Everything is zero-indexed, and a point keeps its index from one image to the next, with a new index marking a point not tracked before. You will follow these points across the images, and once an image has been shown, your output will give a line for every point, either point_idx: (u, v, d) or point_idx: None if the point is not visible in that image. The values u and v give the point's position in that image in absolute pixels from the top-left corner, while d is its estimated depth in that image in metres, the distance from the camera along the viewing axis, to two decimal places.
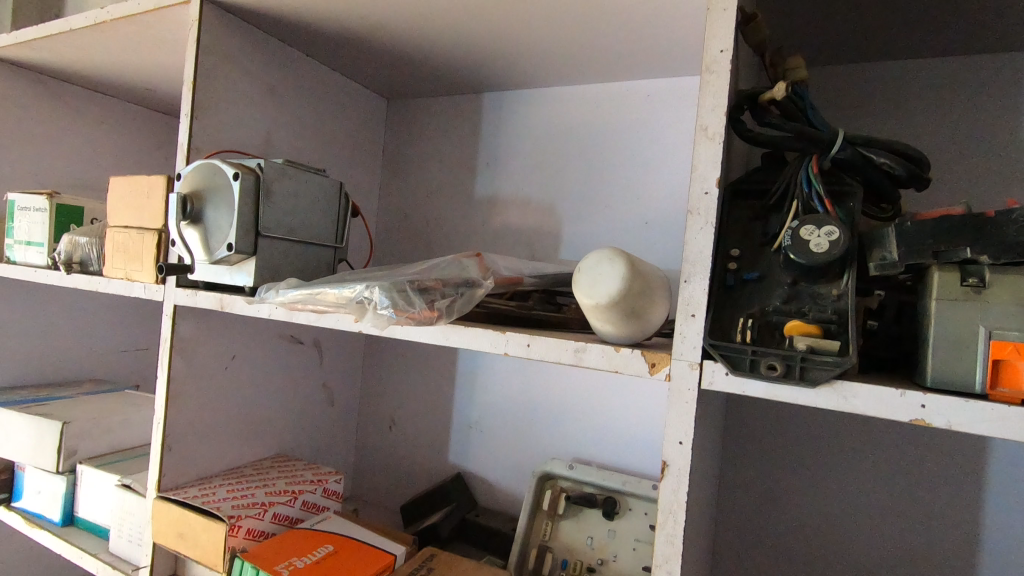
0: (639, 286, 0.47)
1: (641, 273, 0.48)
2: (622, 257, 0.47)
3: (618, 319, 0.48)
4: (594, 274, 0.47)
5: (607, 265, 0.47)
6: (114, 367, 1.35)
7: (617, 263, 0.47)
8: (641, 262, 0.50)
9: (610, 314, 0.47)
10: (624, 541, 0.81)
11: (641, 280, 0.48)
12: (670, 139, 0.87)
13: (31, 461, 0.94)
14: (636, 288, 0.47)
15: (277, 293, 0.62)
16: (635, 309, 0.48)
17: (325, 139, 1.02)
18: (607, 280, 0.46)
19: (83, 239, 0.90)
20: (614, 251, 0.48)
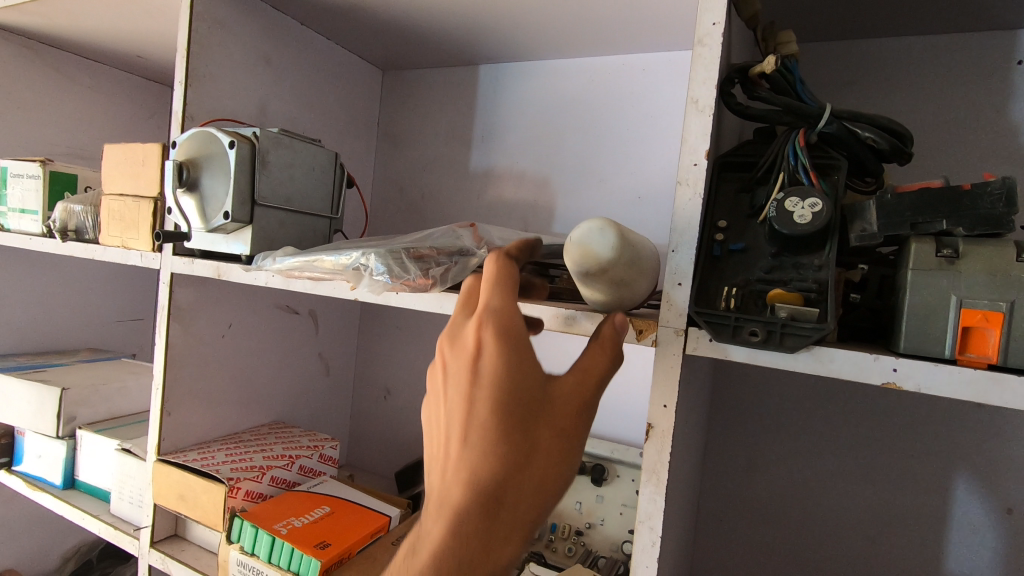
0: (629, 256, 0.48)
1: (631, 243, 0.49)
2: (613, 226, 0.48)
3: (606, 288, 0.49)
4: (584, 242, 0.48)
5: (598, 233, 0.47)
6: (110, 337, 1.36)
7: (609, 233, 0.47)
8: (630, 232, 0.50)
9: (598, 282, 0.48)
10: (611, 506, 0.84)
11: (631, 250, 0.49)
12: (665, 113, 0.87)
13: (31, 426, 0.96)
14: (626, 258, 0.48)
15: (274, 261, 0.64)
16: (624, 278, 0.49)
17: (321, 109, 1.01)
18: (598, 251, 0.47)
19: (78, 207, 0.90)
20: (605, 221, 0.48)
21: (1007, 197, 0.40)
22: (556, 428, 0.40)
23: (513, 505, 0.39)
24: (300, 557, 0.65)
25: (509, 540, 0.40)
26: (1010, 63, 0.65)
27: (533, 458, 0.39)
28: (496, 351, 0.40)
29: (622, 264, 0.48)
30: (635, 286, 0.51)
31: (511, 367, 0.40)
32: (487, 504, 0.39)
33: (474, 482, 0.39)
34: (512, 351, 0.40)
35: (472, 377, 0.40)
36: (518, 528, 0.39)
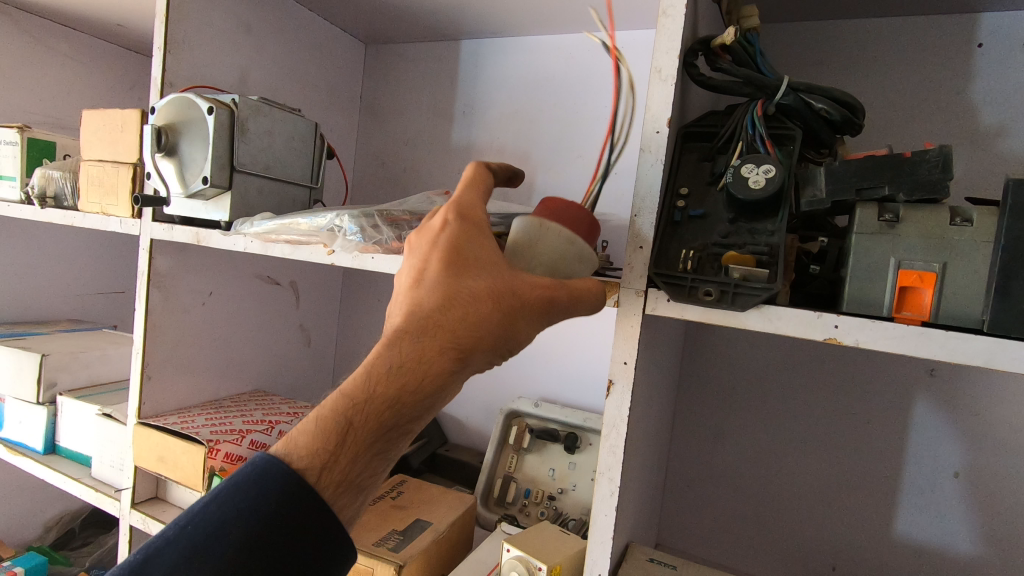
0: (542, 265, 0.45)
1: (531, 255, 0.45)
2: None
3: None
4: None
5: None
6: (92, 309, 1.36)
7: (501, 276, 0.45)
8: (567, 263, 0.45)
9: None
10: (583, 473, 0.87)
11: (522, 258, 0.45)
12: (643, 91, 0.89)
13: (11, 392, 0.96)
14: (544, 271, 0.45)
15: (252, 225, 0.65)
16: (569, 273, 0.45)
17: (302, 81, 1.02)
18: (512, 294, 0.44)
19: (57, 173, 0.90)
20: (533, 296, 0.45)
21: (943, 163, 0.42)
22: (510, 299, 0.39)
23: (438, 359, 0.38)
24: None
25: (422, 391, 0.39)
26: (969, 45, 0.67)
27: (473, 316, 0.38)
28: (454, 216, 0.41)
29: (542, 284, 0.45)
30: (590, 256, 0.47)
31: (465, 232, 0.41)
32: (417, 337, 0.39)
33: (411, 313, 0.39)
34: (474, 233, 0.42)
35: (429, 239, 0.41)
36: (436, 378, 0.39)
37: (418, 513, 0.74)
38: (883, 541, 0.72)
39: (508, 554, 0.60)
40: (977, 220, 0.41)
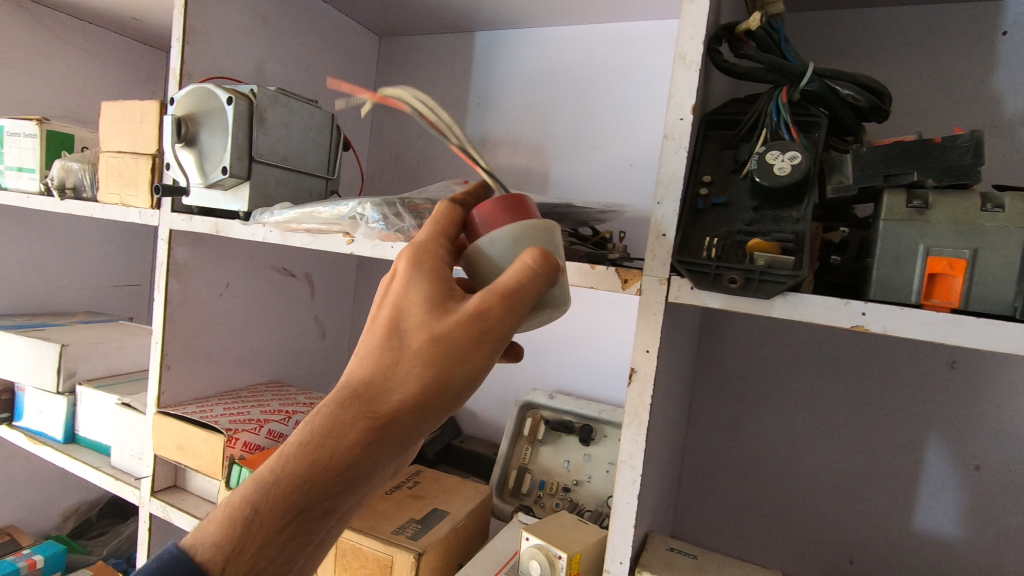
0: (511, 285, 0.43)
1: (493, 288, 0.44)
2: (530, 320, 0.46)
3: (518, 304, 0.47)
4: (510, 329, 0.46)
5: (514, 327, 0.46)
6: (108, 301, 1.38)
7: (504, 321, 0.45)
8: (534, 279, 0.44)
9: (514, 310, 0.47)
10: (598, 464, 0.87)
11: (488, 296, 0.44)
12: (659, 82, 0.88)
13: (32, 381, 0.98)
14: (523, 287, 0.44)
15: (273, 214, 0.66)
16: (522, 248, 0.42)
17: (317, 73, 1.02)
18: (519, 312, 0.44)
19: (75, 164, 0.91)
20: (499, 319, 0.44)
21: (974, 149, 0.42)
22: (428, 360, 0.39)
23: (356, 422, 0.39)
24: None
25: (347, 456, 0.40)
26: (994, 32, 0.66)
27: (392, 381, 0.39)
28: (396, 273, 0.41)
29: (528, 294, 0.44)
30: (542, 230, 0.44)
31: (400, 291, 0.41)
32: (338, 405, 0.40)
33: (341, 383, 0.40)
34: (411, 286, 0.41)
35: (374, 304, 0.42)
36: (358, 442, 0.39)
37: (435, 502, 0.74)
38: (902, 533, 0.71)
39: (527, 543, 0.60)
40: (1008, 206, 0.40)
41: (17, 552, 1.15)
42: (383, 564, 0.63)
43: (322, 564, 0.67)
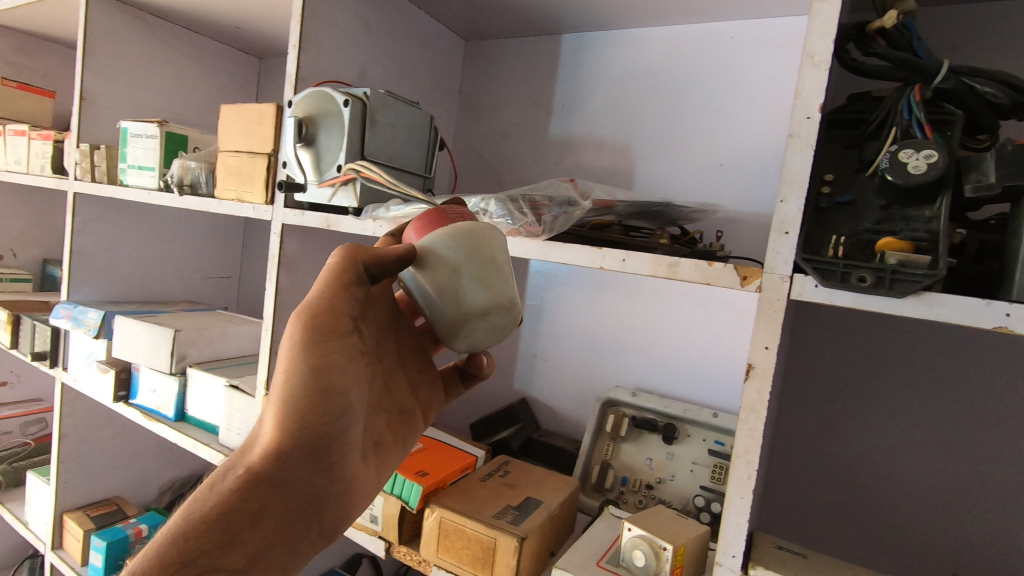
0: (448, 286, 0.47)
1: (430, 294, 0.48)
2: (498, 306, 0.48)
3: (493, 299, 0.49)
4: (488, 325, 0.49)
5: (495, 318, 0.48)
6: (204, 291, 1.48)
7: (456, 331, 0.48)
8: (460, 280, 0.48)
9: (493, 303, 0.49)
10: (682, 463, 0.87)
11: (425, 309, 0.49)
12: (752, 80, 0.88)
13: (147, 363, 1.06)
14: (462, 286, 0.47)
15: (388, 209, 0.70)
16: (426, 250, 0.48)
17: (410, 77, 1.06)
18: (452, 317, 0.48)
19: (193, 163, 0.99)
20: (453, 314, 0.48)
21: None
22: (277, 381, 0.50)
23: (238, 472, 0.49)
24: (402, 484, 0.72)
25: (229, 511, 0.47)
26: None
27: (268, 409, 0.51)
28: None
29: (457, 289, 0.47)
30: (468, 226, 0.49)
31: None
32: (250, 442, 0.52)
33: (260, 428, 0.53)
34: None
35: None
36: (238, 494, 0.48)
37: (528, 491, 0.76)
38: None
39: (630, 533, 0.61)
40: None
41: (125, 521, 1.24)
42: (486, 545, 0.66)
43: (425, 543, 0.71)
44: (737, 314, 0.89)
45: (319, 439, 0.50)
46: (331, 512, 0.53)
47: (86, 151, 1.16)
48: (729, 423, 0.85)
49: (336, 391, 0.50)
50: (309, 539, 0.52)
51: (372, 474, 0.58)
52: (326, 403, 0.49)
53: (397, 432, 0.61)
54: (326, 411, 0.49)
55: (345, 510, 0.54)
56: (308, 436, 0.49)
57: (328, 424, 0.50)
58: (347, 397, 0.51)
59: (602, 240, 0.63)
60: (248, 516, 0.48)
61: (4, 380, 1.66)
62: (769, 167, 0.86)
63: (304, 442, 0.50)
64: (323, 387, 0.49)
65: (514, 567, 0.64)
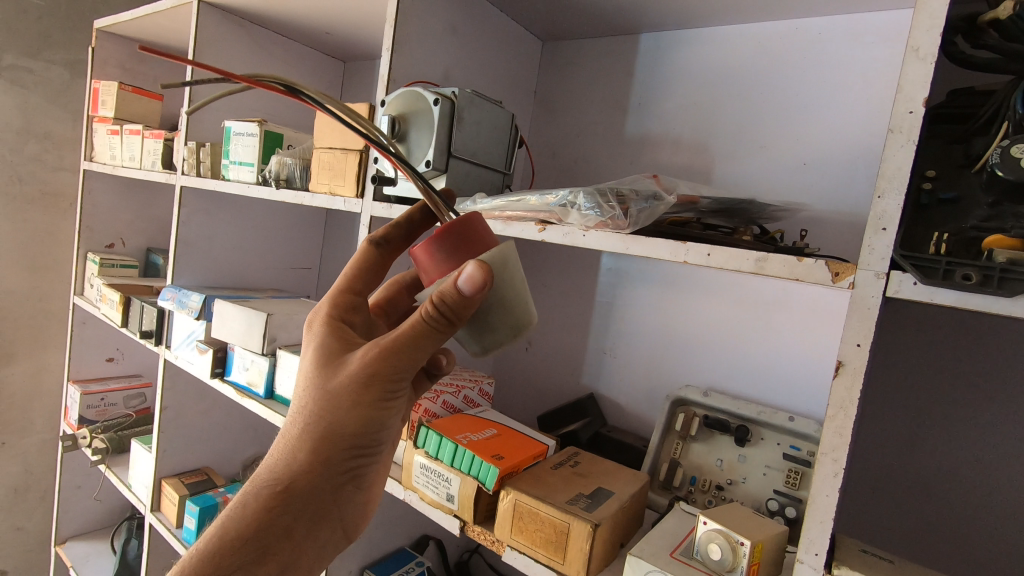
0: (522, 299, 0.52)
1: (506, 308, 0.51)
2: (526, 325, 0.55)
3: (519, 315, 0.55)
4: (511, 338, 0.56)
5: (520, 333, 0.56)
6: (288, 281, 1.58)
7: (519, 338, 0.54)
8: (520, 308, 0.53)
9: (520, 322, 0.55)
10: (754, 466, 0.85)
11: (490, 322, 0.52)
12: (840, 77, 0.85)
13: (242, 343, 1.15)
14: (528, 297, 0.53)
15: (477, 202, 0.76)
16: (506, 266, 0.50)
17: (490, 78, 1.10)
18: (522, 326, 0.53)
19: (290, 159, 1.07)
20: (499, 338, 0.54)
21: None
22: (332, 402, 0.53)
23: (269, 493, 0.54)
24: (479, 465, 0.76)
25: (265, 529, 0.53)
26: None
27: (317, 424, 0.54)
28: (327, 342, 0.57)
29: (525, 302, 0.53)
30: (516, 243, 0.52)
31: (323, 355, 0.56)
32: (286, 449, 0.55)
33: (286, 433, 0.56)
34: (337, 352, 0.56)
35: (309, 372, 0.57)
36: (274, 513, 0.53)
37: (599, 481, 0.78)
38: None
39: (706, 527, 0.61)
40: None
41: (214, 489, 1.35)
42: (559, 530, 0.68)
43: (499, 524, 0.73)
44: (818, 316, 0.87)
45: (354, 463, 0.56)
46: (351, 522, 0.60)
47: (193, 148, 1.26)
48: (807, 428, 0.83)
49: (383, 425, 0.55)
50: (334, 547, 0.59)
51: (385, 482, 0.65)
52: (370, 431, 0.54)
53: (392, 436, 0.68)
54: (369, 440, 0.55)
55: (361, 517, 0.62)
56: (345, 461, 0.55)
57: (367, 451, 0.56)
58: (388, 428, 0.56)
59: (685, 235, 0.64)
60: (281, 532, 0.54)
61: (112, 356, 1.83)
62: (857, 166, 0.83)
63: (341, 463, 0.55)
64: (374, 423, 0.54)
65: (587, 552, 0.65)
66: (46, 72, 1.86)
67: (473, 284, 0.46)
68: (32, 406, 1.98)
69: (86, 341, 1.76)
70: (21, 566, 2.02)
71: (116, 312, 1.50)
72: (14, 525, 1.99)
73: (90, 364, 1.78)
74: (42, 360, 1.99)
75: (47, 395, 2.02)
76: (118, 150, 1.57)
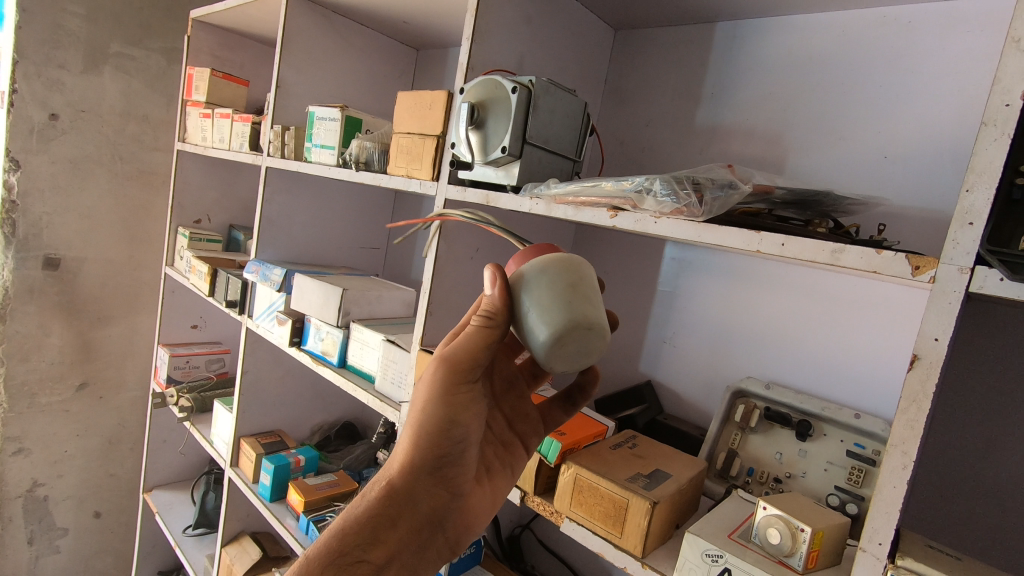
0: (553, 296, 0.56)
1: (533, 301, 0.56)
2: (591, 329, 0.55)
3: (595, 323, 0.56)
4: (584, 346, 0.56)
5: (589, 340, 0.56)
6: (357, 259, 1.66)
7: (561, 333, 0.55)
8: (571, 305, 0.55)
9: (594, 331, 0.56)
10: (815, 461, 0.85)
11: (527, 321, 0.57)
12: (929, 67, 0.82)
13: (319, 315, 1.23)
14: (567, 296, 0.56)
15: (549, 187, 0.78)
16: (539, 271, 0.58)
17: (562, 66, 1.12)
18: (557, 323, 0.55)
19: (369, 143, 1.13)
20: (566, 336, 0.55)
21: None
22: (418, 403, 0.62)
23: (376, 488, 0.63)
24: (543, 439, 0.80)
25: (373, 520, 0.61)
26: None
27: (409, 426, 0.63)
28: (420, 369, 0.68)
29: (568, 298, 0.56)
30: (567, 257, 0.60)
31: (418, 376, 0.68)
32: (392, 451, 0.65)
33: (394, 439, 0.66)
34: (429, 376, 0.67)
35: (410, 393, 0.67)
36: (381, 507, 0.62)
37: (657, 463, 0.80)
38: None
39: (765, 512, 0.62)
40: None
41: (287, 450, 1.45)
42: (618, 505, 0.71)
43: (558, 495, 0.77)
44: (892, 314, 0.85)
45: (439, 461, 0.63)
46: (454, 528, 0.67)
47: (278, 131, 1.35)
48: (874, 426, 0.82)
49: (459, 425, 0.62)
50: (436, 548, 0.66)
51: (486, 496, 0.70)
52: (450, 430, 0.62)
53: (504, 460, 0.73)
54: (448, 439, 0.62)
55: (464, 527, 0.68)
56: (432, 461, 0.63)
57: (448, 452, 0.63)
58: (467, 430, 0.63)
59: (759, 225, 0.65)
60: (385, 523, 0.62)
61: (196, 324, 1.98)
62: (944, 161, 0.80)
63: (430, 461, 0.62)
64: (453, 423, 0.61)
65: (645, 528, 0.68)
66: (146, 59, 2.01)
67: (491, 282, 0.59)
68: (126, 365, 2.18)
69: (175, 308, 1.91)
70: (113, 509, 2.24)
71: (204, 283, 1.62)
72: (109, 472, 2.20)
73: (177, 329, 1.94)
74: (136, 324, 2.18)
75: (139, 356, 2.21)
76: (208, 132, 1.69)
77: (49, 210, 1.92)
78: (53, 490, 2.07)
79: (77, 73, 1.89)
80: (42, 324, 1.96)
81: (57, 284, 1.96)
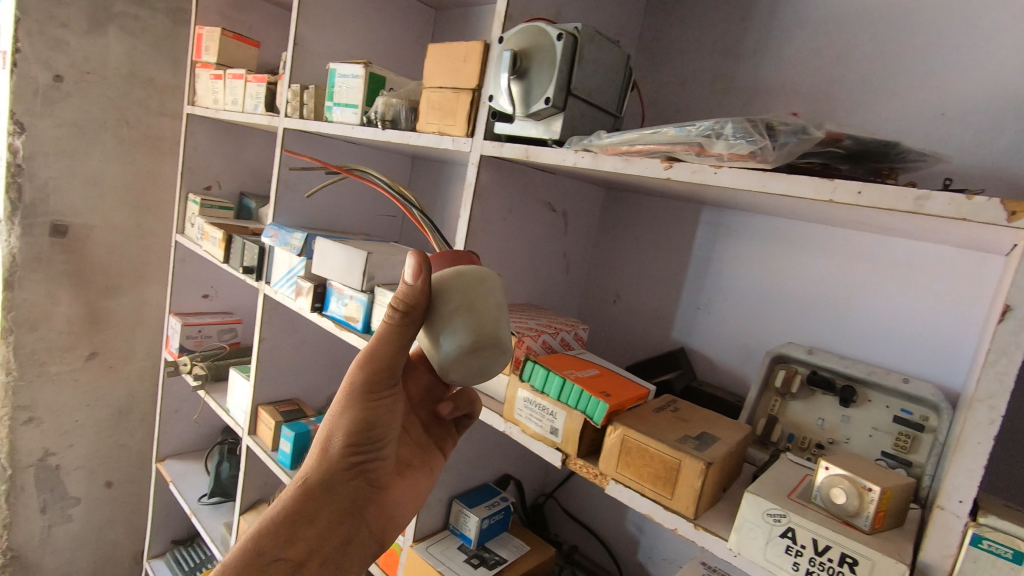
0: (479, 311, 0.62)
1: (460, 309, 0.61)
2: (497, 350, 0.62)
3: (503, 345, 0.63)
4: (484, 362, 0.63)
5: (491, 357, 0.63)
6: (374, 226, 1.63)
7: (480, 350, 0.61)
8: (491, 323, 0.62)
9: (499, 353, 0.63)
10: (859, 427, 0.83)
11: (445, 325, 0.62)
12: (993, 19, 0.78)
13: (341, 279, 1.19)
14: (496, 318, 0.62)
15: (600, 137, 0.75)
16: (467, 282, 0.63)
17: (598, 20, 1.07)
18: (478, 335, 0.61)
19: (396, 100, 1.09)
20: (478, 353, 0.61)
21: None
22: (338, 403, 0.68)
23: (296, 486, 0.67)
24: (587, 399, 0.77)
25: (294, 515, 0.65)
26: None
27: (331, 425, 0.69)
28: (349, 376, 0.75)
29: (493, 317, 0.62)
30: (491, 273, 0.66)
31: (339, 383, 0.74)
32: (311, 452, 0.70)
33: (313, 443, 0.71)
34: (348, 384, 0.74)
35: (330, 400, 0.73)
36: (300, 503, 0.66)
37: (703, 426, 0.78)
38: None
39: (827, 472, 0.60)
40: None
41: (306, 418, 1.43)
42: (669, 465, 0.69)
43: (604, 458, 0.75)
44: (945, 276, 0.82)
45: (356, 456, 0.69)
46: (372, 521, 0.71)
47: (296, 91, 1.30)
48: (923, 391, 0.79)
49: (377, 423, 0.69)
50: (360, 541, 0.70)
51: (402, 491, 0.76)
52: (368, 429, 0.68)
53: (419, 460, 0.80)
54: (367, 436, 0.69)
55: (382, 520, 0.73)
56: (351, 456, 0.69)
57: (366, 449, 0.69)
58: (384, 429, 0.70)
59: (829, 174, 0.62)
60: (304, 520, 0.66)
61: (207, 293, 1.95)
62: (1007, 116, 0.77)
63: (348, 457, 0.69)
64: (372, 423, 0.68)
65: (698, 488, 0.66)
66: (151, 20, 1.95)
67: (415, 271, 0.62)
68: (135, 335, 2.15)
69: (186, 277, 1.88)
70: (124, 479, 2.24)
71: (218, 249, 1.59)
72: (119, 443, 2.19)
73: (188, 298, 1.91)
74: (145, 294, 2.15)
75: (148, 326, 2.18)
76: (220, 94, 1.64)
77: (54, 175, 1.87)
78: (64, 459, 2.06)
79: (81, 33, 1.82)
80: (50, 293, 1.92)
81: (64, 252, 1.93)
